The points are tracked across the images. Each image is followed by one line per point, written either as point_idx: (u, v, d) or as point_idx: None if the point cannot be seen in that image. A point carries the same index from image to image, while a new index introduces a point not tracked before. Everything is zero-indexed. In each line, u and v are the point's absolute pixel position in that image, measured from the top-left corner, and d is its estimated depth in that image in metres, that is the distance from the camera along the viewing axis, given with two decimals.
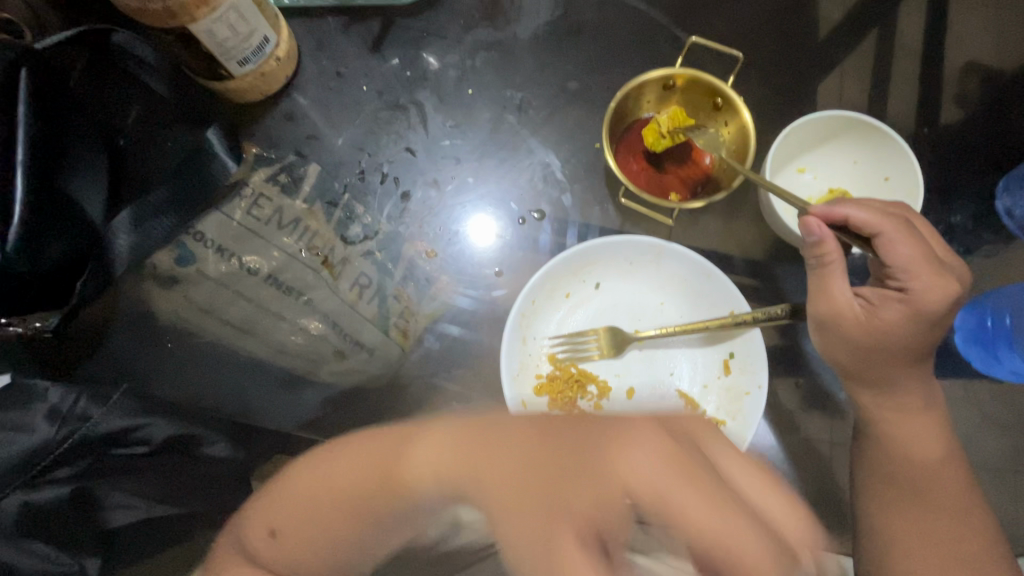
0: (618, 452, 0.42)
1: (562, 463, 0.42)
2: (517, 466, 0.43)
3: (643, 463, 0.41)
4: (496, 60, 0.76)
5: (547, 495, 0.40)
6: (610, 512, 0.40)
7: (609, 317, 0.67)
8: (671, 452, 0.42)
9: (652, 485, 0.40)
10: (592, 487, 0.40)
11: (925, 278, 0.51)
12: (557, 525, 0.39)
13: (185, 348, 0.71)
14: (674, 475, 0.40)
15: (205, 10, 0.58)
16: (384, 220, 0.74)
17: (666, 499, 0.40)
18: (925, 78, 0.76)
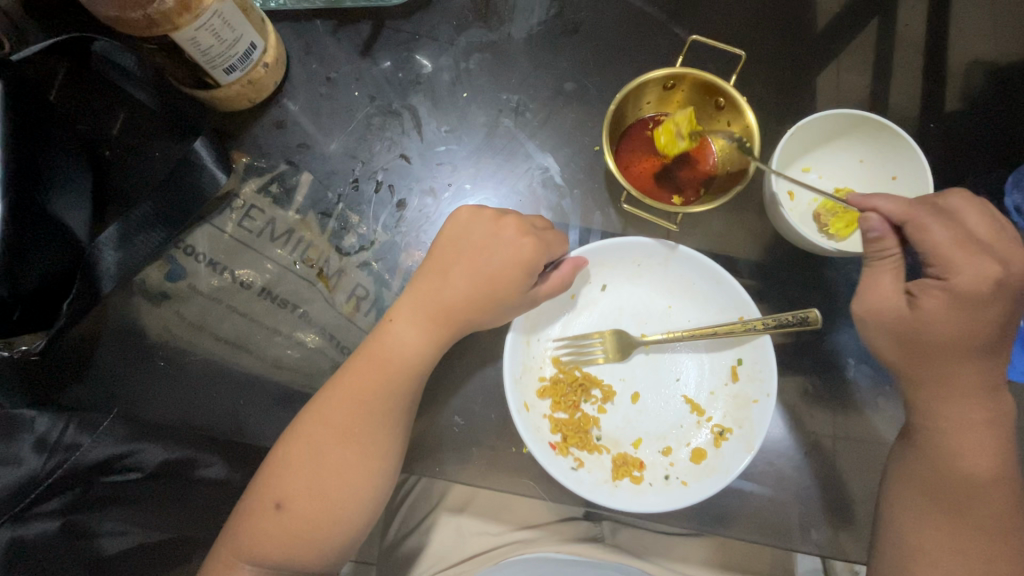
0: (498, 228, 0.57)
1: (467, 246, 0.57)
2: (462, 248, 0.57)
3: (512, 236, 0.56)
4: (490, 61, 0.74)
5: (489, 296, 0.56)
6: (516, 261, 0.56)
7: (615, 320, 0.65)
8: (494, 215, 0.58)
9: (534, 241, 0.56)
10: (479, 252, 0.57)
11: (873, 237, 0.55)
12: (511, 281, 0.56)
13: (178, 369, 0.69)
14: (488, 224, 0.58)
15: (188, 17, 0.56)
16: (380, 230, 0.71)
17: (542, 251, 0.56)
18: (930, 71, 0.74)
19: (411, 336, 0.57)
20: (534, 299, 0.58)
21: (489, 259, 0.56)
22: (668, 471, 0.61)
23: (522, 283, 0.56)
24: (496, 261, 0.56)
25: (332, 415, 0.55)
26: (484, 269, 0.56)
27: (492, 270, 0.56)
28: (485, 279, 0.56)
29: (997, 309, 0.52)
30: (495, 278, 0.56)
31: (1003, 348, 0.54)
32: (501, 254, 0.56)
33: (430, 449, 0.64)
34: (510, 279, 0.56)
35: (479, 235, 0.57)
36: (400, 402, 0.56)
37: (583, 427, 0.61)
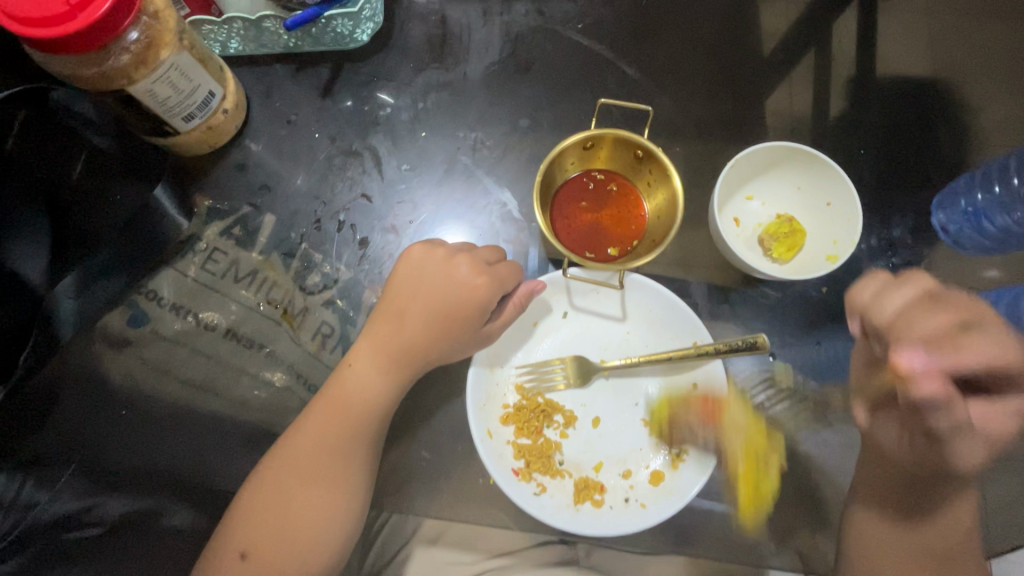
0: (451, 267, 0.59)
1: (423, 284, 0.59)
2: (417, 286, 0.59)
3: (466, 274, 0.58)
4: (447, 100, 0.77)
5: (448, 332, 0.58)
6: (471, 299, 0.58)
7: (576, 347, 0.67)
8: (446, 254, 0.60)
9: (485, 277, 0.58)
10: (434, 291, 0.58)
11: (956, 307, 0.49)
12: (467, 318, 0.58)
13: (141, 415, 0.68)
14: (440, 263, 0.59)
15: (144, 70, 0.58)
16: (344, 267, 0.72)
17: (494, 289, 0.58)
18: (860, 99, 0.78)
19: (370, 377, 0.57)
20: (490, 332, 0.59)
21: (443, 298, 0.58)
22: (629, 494, 0.62)
23: (478, 317, 0.58)
24: (453, 299, 0.58)
25: (297, 460, 0.55)
26: (440, 307, 0.58)
27: (448, 306, 0.58)
28: (441, 316, 0.58)
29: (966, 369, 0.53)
30: (451, 313, 0.58)
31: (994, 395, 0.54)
32: (456, 292, 0.58)
33: (399, 484, 0.64)
34: (464, 315, 0.58)
35: (433, 274, 0.59)
36: (365, 438, 0.56)
37: (546, 453, 0.62)
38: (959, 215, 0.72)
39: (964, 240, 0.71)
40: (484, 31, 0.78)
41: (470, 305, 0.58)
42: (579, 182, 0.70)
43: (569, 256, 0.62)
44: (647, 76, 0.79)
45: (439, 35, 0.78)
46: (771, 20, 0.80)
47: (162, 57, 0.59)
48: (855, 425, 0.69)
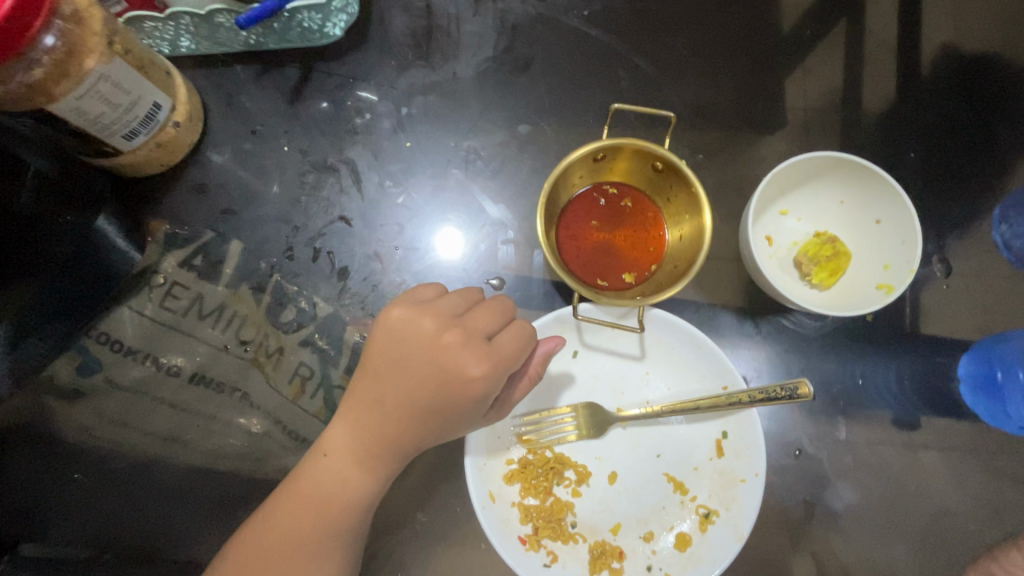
0: (442, 346, 0.47)
1: (406, 367, 0.47)
2: (400, 370, 0.47)
3: (463, 363, 0.46)
4: (435, 104, 0.67)
5: (441, 426, 0.48)
6: (467, 392, 0.46)
7: (589, 391, 0.59)
8: (436, 330, 0.47)
9: (488, 362, 0.46)
10: (421, 378, 0.46)
11: None
12: (464, 409, 0.47)
13: (99, 474, 0.61)
14: (428, 339, 0.47)
15: (66, 84, 0.48)
16: (322, 301, 0.64)
17: (496, 382, 0.46)
18: (908, 93, 0.68)
19: (348, 463, 0.48)
20: (492, 414, 0.50)
21: (432, 386, 0.46)
22: (651, 561, 0.55)
23: (479, 408, 0.47)
24: (445, 390, 0.46)
25: (264, 559, 0.46)
26: (431, 399, 0.46)
27: (440, 397, 0.46)
28: (431, 408, 0.47)
29: None
30: (444, 405, 0.47)
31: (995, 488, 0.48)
32: (449, 381, 0.46)
33: (388, 552, 0.57)
34: (460, 408, 0.46)
35: (418, 354, 0.47)
36: (343, 546, 0.48)
37: (556, 516, 0.55)
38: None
39: None
40: (475, 21, 0.68)
41: (468, 398, 0.46)
42: (588, 198, 0.61)
43: (580, 291, 0.54)
44: (664, 70, 0.68)
45: (424, 28, 0.68)
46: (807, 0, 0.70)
47: (87, 67, 0.49)
48: (903, 471, 0.61)
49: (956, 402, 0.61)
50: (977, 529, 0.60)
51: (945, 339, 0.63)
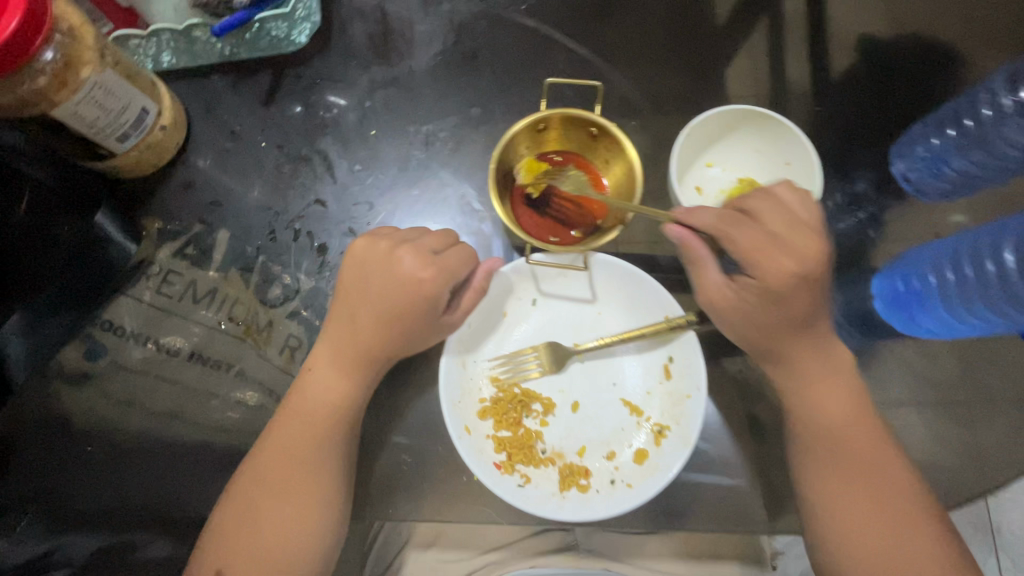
0: (395, 260, 0.57)
1: (369, 282, 0.58)
2: (363, 285, 0.58)
3: (410, 268, 0.57)
4: (395, 96, 0.75)
5: (404, 328, 0.58)
6: (418, 292, 0.56)
7: (548, 333, 0.66)
8: (390, 247, 0.58)
9: (432, 266, 0.57)
10: (381, 286, 0.57)
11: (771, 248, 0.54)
12: (420, 309, 0.57)
13: (106, 451, 0.66)
14: (385, 258, 0.58)
15: (66, 92, 0.55)
16: (304, 277, 0.70)
17: (442, 281, 0.57)
18: (810, 57, 0.77)
19: (335, 377, 0.58)
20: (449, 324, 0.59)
21: (389, 292, 0.57)
22: (614, 476, 0.61)
23: (433, 307, 0.57)
24: (403, 293, 0.56)
25: (269, 467, 0.56)
26: (393, 303, 0.57)
27: (400, 302, 0.57)
28: (392, 310, 0.57)
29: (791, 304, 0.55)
30: (403, 308, 0.57)
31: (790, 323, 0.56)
32: (404, 285, 0.56)
33: (380, 493, 0.62)
34: (416, 307, 0.56)
35: (377, 270, 0.58)
36: (335, 452, 0.57)
37: (527, 443, 0.61)
38: (918, 162, 0.71)
39: (926, 187, 0.70)
40: (426, 23, 0.76)
41: (420, 298, 0.56)
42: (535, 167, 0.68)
43: (532, 242, 0.61)
44: (598, 53, 0.77)
45: (382, 31, 0.76)
46: None
47: (83, 76, 0.56)
48: None
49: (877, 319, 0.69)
50: (909, 428, 0.66)
51: (861, 265, 0.70)
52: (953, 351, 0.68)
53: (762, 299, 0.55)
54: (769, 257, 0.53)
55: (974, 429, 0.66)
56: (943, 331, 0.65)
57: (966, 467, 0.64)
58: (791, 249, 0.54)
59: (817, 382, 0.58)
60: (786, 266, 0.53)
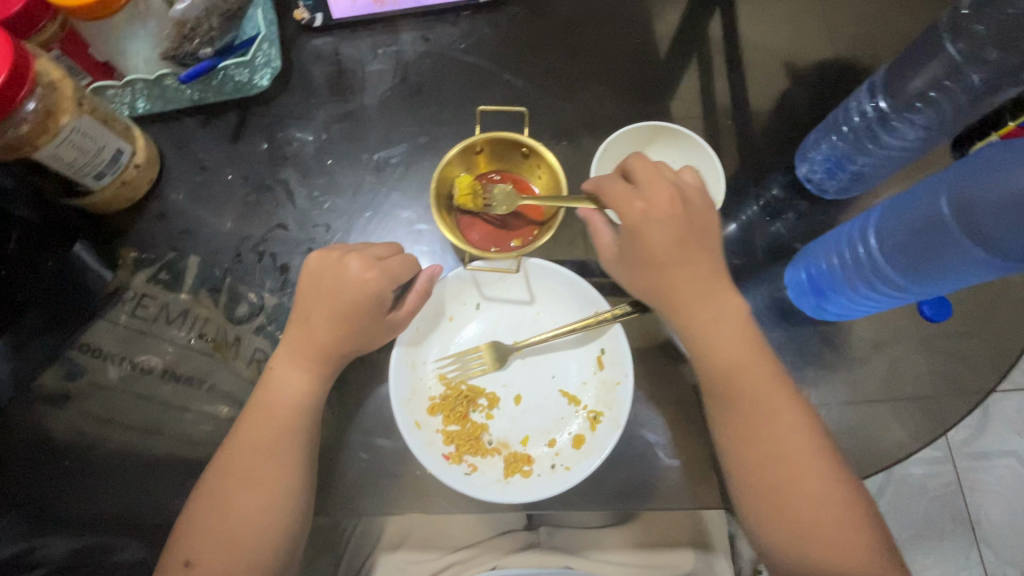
0: (344, 267, 0.64)
1: (321, 289, 0.65)
2: (316, 293, 0.65)
3: (358, 273, 0.64)
4: (349, 129, 0.83)
5: (355, 329, 0.64)
6: (364, 294, 0.63)
7: (492, 333, 0.72)
8: (340, 257, 0.66)
9: (376, 270, 0.64)
10: (332, 293, 0.64)
11: (636, 191, 0.60)
12: (368, 311, 0.64)
13: (84, 463, 0.71)
14: (335, 267, 0.65)
15: (46, 137, 0.63)
16: (269, 294, 0.77)
17: (385, 283, 0.64)
18: (722, 77, 0.86)
19: (295, 379, 0.64)
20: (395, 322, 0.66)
21: (339, 296, 0.64)
22: (555, 461, 0.66)
23: (380, 307, 0.64)
24: (351, 297, 0.63)
25: (234, 463, 0.61)
26: (344, 306, 0.63)
27: (349, 304, 0.63)
28: (342, 312, 0.63)
29: (658, 241, 0.59)
30: (352, 310, 0.64)
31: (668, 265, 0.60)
32: (354, 289, 0.63)
33: (342, 488, 0.67)
34: (364, 308, 0.64)
35: (327, 278, 0.65)
36: (295, 448, 0.62)
37: (473, 435, 0.67)
38: (819, 165, 0.77)
39: (827, 187, 0.78)
40: (376, 63, 0.85)
41: (367, 301, 0.63)
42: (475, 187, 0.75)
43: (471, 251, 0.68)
44: (532, 82, 0.86)
45: (336, 72, 0.84)
46: (637, 19, 0.89)
47: (62, 122, 0.63)
48: None
49: (791, 307, 0.75)
50: (827, 403, 0.72)
51: (775, 259, 0.78)
52: (862, 331, 0.74)
53: (630, 238, 0.60)
54: (625, 200, 0.59)
55: (884, 401, 0.72)
56: (850, 314, 0.71)
57: (880, 436, 0.70)
58: (644, 193, 0.59)
59: (701, 326, 0.61)
60: (636, 207, 0.59)
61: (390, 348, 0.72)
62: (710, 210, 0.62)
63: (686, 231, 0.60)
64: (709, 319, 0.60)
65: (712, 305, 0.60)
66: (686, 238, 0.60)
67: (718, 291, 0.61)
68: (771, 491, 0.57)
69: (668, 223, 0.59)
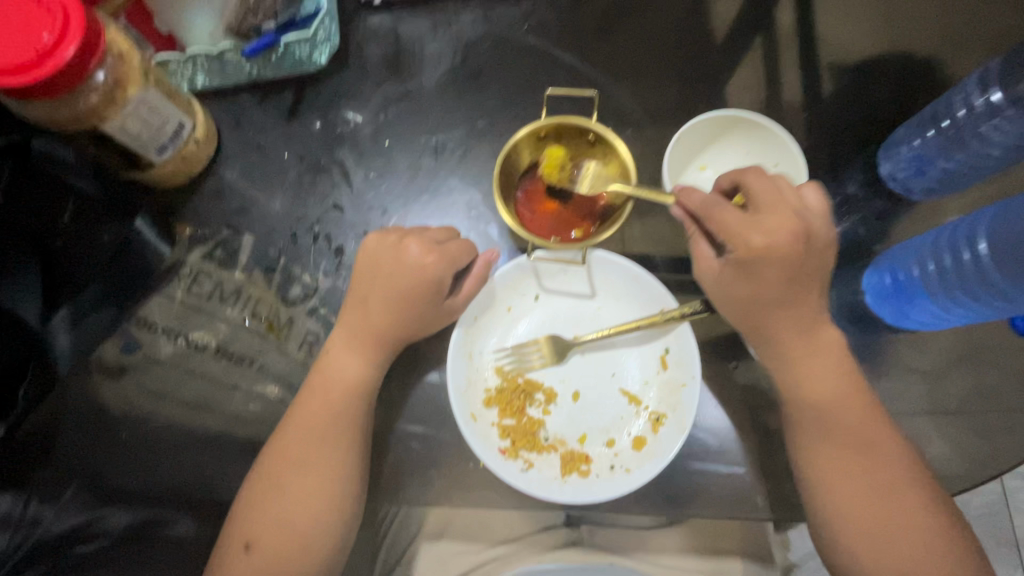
0: (404, 251, 0.63)
1: (381, 272, 0.63)
2: (375, 276, 0.63)
3: (418, 256, 0.62)
4: (407, 110, 0.81)
5: (415, 314, 0.63)
6: (425, 278, 0.62)
7: (550, 326, 0.70)
8: (401, 239, 0.64)
9: (437, 255, 0.62)
10: (392, 277, 0.62)
11: (756, 224, 0.56)
12: (427, 297, 0.62)
13: (139, 437, 0.71)
14: (395, 251, 0.63)
15: (114, 108, 0.62)
16: (322, 276, 0.75)
17: (446, 268, 0.62)
18: (800, 66, 0.81)
19: (352, 364, 0.63)
20: (453, 309, 0.64)
21: (400, 280, 0.62)
22: (613, 461, 0.64)
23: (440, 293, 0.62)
24: (413, 282, 0.62)
25: (291, 447, 0.60)
26: (404, 290, 0.62)
27: (411, 290, 0.62)
28: (402, 297, 0.62)
29: (767, 277, 0.57)
30: (412, 296, 0.62)
31: (770, 302, 0.58)
32: (415, 274, 0.62)
33: (393, 478, 0.66)
34: (424, 294, 0.62)
35: (386, 262, 0.63)
36: (350, 434, 0.61)
37: (530, 430, 0.65)
38: (905, 162, 0.73)
39: (912, 186, 0.73)
40: (435, 43, 0.82)
41: (427, 288, 0.62)
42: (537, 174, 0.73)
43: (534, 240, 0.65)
44: (596, 66, 0.82)
45: (395, 51, 0.82)
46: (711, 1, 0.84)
47: (129, 94, 0.63)
48: None
49: (866, 313, 0.71)
50: (901, 414, 0.68)
51: (851, 260, 0.73)
52: (943, 342, 0.70)
53: (737, 271, 0.58)
54: (743, 231, 0.56)
55: (963, 415, 0.68)
56: (935, 323, 0.67)
57: (957, 452, 0.67)
58: (764, 227, 0.56)
59: (796, 354, 0.60)
60: (753, 241, 0.56)
61: (444, 337, 0.70)
62: (823, 242, 0.58)
63: (800, 268, 0.57)
64: (795, 340, 0.59)
65: (794, 317, 0.59)
66: (799, 275, 0.57)
67: (802, 302, 0.58)
68: (846, 517, 0.56)
69: (784, 261, 0.56)
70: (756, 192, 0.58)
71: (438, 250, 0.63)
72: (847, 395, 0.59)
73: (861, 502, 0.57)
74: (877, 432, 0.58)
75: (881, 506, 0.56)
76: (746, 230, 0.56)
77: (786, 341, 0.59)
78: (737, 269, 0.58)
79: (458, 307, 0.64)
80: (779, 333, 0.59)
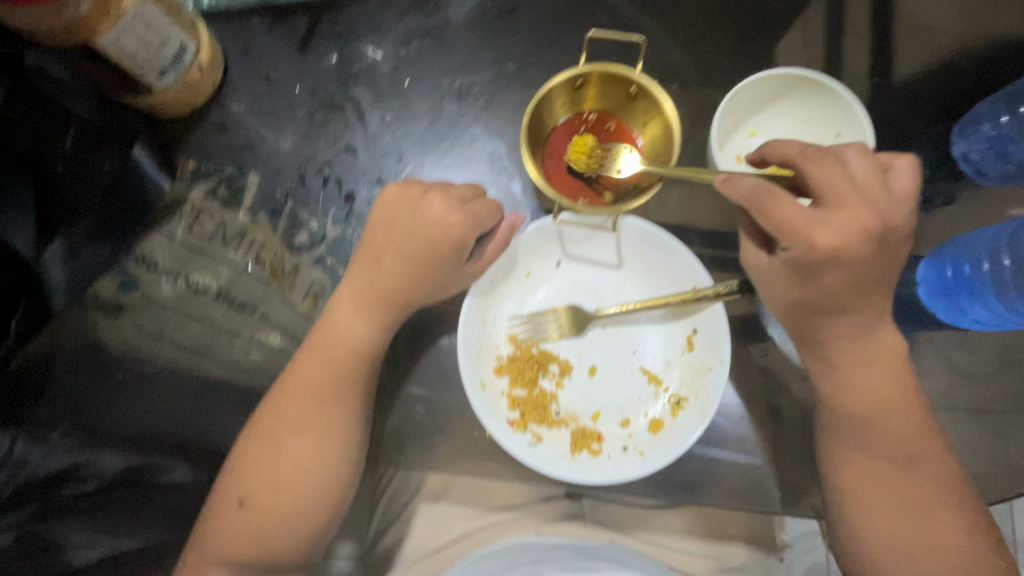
0: (423, 206, 0.57)
1: (397, 227, 0.58)
2: (390, 231, 0.58)
3: (440, 214, 0.57)
4: (430, 47, 0.73)
5: (430, 275, 0.58)
6: (446, 237, 0.57)
7: (570, 296, 0.65)
8: (422, 193, 0.58)
9: (458, 212, 0.57)
10: (408, 233, 0.58)
11: (820, 223, 0.49)
12: (445, 257, 0.57)
13: (136, 377, 0.69)
14: (413, 204, 0.58)
15: (107, 22, 0.55)
16: (330, 224, 0.71)
17: (469, 228, 0.57)
18: (876, 23, 0.72)
19: (358, 322, 0.59)
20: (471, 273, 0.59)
21: (419, 240, 0.57)
22: (626, 442, 0.61)
23: (458, 253, 0.57)
24: (432, 241, 0.57)
25: (292, 404, 0.57)
26: (423, 250, 0.57)
27: (430, 250, 0.57)
28: (420, 257, 0.57)
29: (823, 279, 0.51)
30: (430, 257, 0.57)
31: (821, 294, 0.52)
32: (436, 233, 0.57)
33: (395, 440, 0.63)
34: (443, 256, 0.57)
35: (405, 219, 0.58)
36: (352, 395, 0.58)
37: (541, 403, 0.61)
38: (981, 141, 0.67)
39: (987, 168, 0.67)
40: None
41: (448, 249, 0.57)
42: (566, 127, 0.66)
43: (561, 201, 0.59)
44: (643, 11, 0.73)
45: None
46: None
47: (124, 6, 0.56)
48: None
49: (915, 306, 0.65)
50: (942, 415, 0.63)
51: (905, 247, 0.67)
52: (996, 341, 0.64)
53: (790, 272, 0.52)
54: (805, 231, 0.49)
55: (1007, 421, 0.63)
56: (996, 326, 0.62)
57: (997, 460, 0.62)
58: (831, 226, 0.49)
59: (836, 345, 0.55)
60: (819, 243, 0.49)
61: (456, 300, 0.66)
62: (893, 228, 0.51)
63: (862, 268, 0.51)
64: (839, 332, 0.54)
65: (846, 308, 0.53)
66: (856, 279, 0.51)
67: (859, 293, 0.52)
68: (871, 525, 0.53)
69: (849, 264, 0.50)
70: (822, 180, 0.50)
71: (462, 208, 0.57)
72: (888, 394, 0.54)
73: (887, 508, 0.53)
74: (916, 435, 0.54)
75: (912, 513, 0.53)
76: (808, 229, 0.49)
77: (831, 334, 0.54)
78: (790, 268, 0.52)
79: (475, 270, 0.59)
80: (822, 323, 0.54)
